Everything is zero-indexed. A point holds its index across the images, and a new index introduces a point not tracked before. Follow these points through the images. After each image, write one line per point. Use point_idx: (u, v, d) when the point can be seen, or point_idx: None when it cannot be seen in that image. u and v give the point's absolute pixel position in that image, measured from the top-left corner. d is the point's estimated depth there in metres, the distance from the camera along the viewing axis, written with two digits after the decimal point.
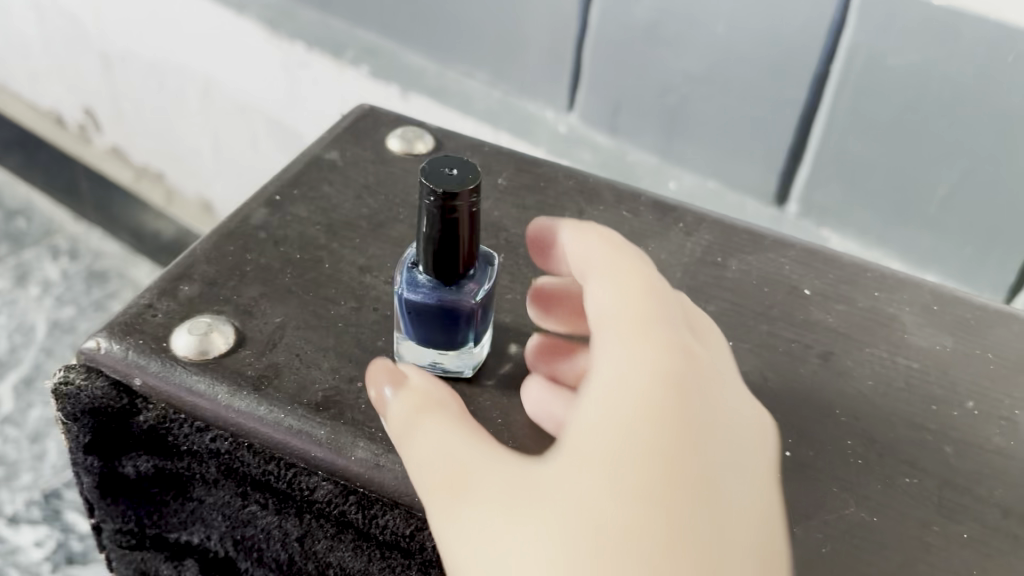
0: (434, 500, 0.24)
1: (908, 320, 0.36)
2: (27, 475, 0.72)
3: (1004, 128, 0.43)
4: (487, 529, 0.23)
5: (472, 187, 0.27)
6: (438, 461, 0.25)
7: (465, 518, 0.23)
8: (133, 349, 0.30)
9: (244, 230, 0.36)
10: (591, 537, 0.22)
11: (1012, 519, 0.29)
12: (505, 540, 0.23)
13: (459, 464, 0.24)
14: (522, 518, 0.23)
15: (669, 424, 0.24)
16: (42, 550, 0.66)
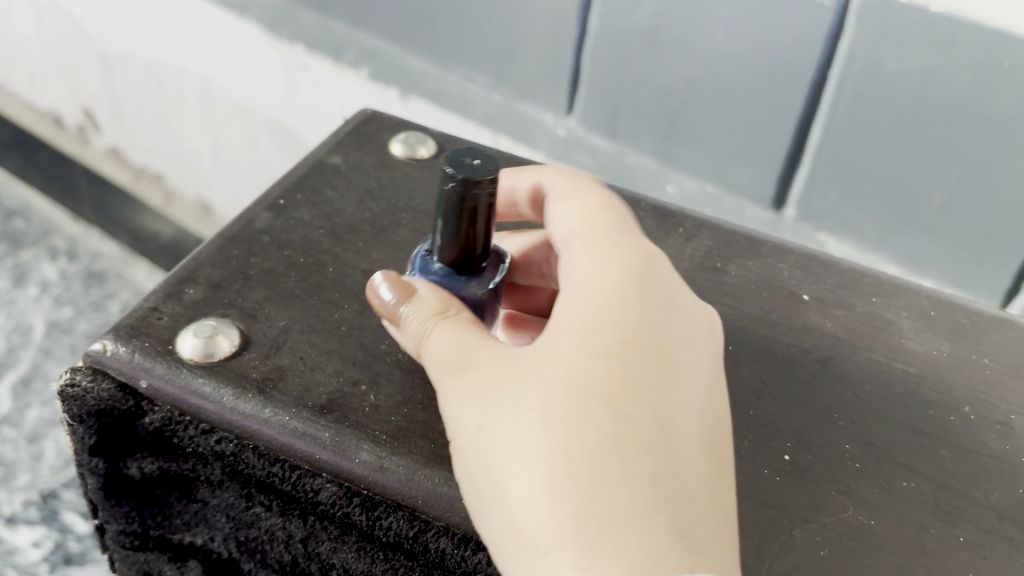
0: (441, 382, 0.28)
1: (905, 325, 0.36)
2: (25, 475, 0.72)
3: (1001, 136, 0.43)
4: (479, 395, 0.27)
5: (490, 176, 0.29)
6: (454, 350, 0.29)
7: (468, 393, 0.27)
8: (140, 352, 0.30)
9: (248, 234, 0.36)
10: (563, 388, 0.26)
11: (1007, 522, 0.29)
12: (498, 399, 0.27)
13: (460, 351, 0.28)
14: (513, 386, 0.27)
15: (629, 306, 0.28)
16: (39, 551, 0.66)
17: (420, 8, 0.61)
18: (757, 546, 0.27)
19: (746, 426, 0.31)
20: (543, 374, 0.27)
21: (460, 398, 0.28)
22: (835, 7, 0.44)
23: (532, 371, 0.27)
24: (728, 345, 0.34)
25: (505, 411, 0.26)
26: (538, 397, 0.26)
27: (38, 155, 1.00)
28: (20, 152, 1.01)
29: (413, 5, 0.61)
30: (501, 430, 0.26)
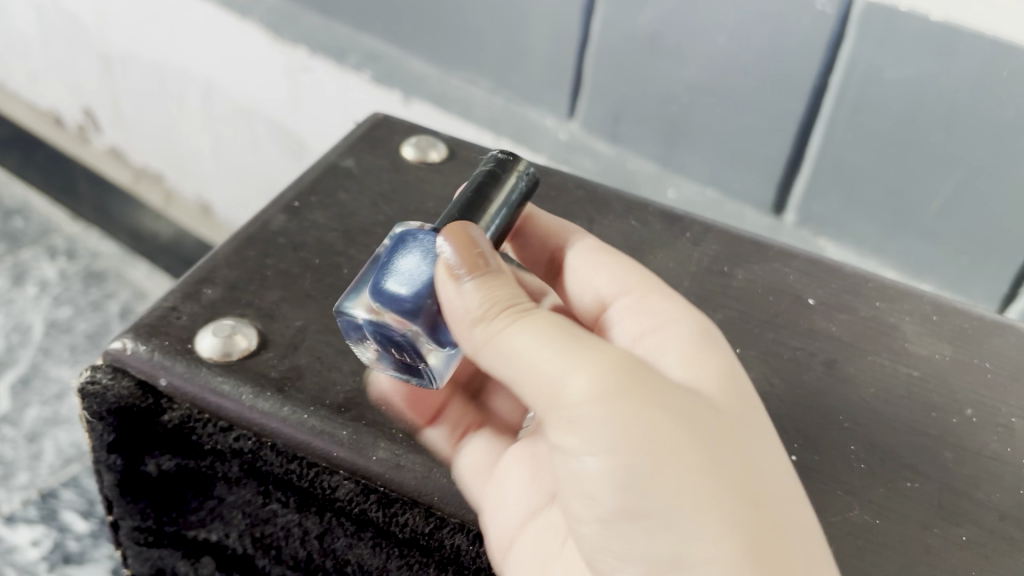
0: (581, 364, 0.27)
1: (908, 330, 0.37)
2: (24, 474, 0.72)
3: (1000, 144, 0.44)
4: (644, 404, 0.26)
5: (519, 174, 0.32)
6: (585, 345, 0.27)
7: (607, 427, 0.26)
8: (159, 351, 0.31)
9: (264, 236, 0.36)
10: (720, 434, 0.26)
11: (1008, 522, 0.30)
12: (663, 415, 0.26)
13: (600, 344, 0.27)
14: (672, 439, 0.25)
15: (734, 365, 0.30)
16: (38, 550, 0.67)
17: (424, 13, 0.62)
18: None
19: None
20: (700, 435, 0.26)
21: (597, 431, 0.26)
22: (836, 14, 0.44)
23: (686, 425, 0.26)
24: (736, 348, 0.35)
25: (670, 467, 0.25)
26: (702, 462, 0.25)
27: (38, 155, 1.01)
28: (20, 151, 1.02)
29: (417, 8, 0.62)
30: (669, 452, 0.25)
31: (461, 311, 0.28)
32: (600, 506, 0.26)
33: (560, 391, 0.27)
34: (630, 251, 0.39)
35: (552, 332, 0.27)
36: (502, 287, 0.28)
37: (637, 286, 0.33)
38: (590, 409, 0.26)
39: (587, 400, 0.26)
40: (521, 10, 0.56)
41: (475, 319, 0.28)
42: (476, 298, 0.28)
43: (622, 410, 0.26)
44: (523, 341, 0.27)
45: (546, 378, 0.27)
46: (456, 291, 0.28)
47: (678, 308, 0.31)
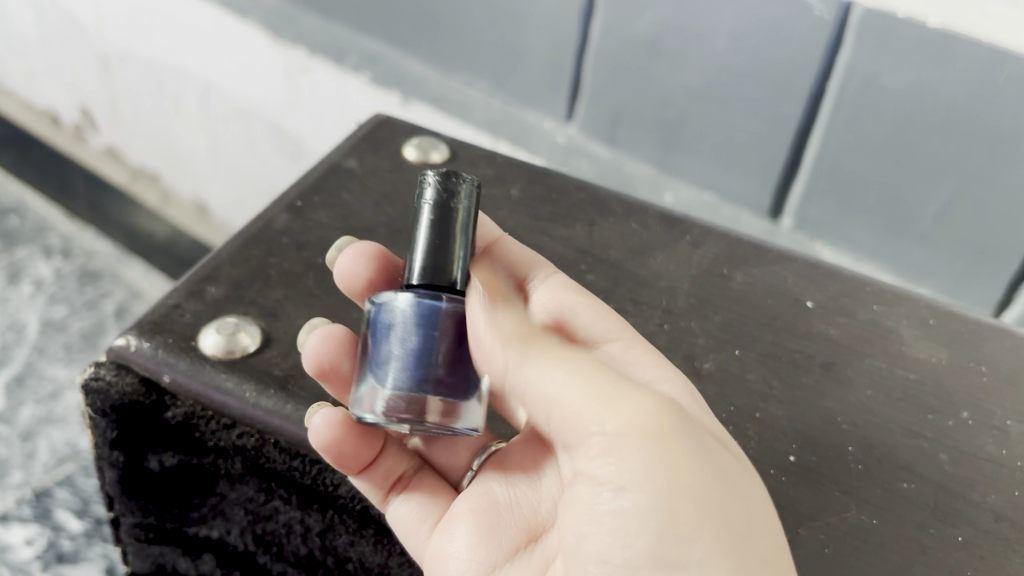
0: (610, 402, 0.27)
1: (905, 333, 0.37)
2: (18, 473, 0.72)
3: (995, 151, 0.44)
4: (675, 448, 0.26)
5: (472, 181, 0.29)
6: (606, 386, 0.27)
7: (648, 461, 0.26)
8: (162, 348, 0.31)
9: (268, 235, 0.37)
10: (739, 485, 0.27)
11: (1003, 523, 0.30)
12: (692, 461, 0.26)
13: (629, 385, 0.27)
14: (705, 483, 0.26)
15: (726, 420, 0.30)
16: (32, 549, 0.67)
17: (422, 15, 0.62)
18: None
19: (751, 429, 0.32)
20: (732, 492, 0.26)
21: (638, 463, 0.26)
22: (834, 20, 0.45)
23: (721, 478, 0.26)
24: (735, 349, 0.35)
25: (703, 514, 0.25)
26: (730, 515, 0.26)
27: (34, 153, 1.01)
28: (17, 149, 1.02)
29: (417, 11, 0.62)
30: (698, 500, 0.25)
31: (485, 335, 0.28)
32: (615, 537, 0.26)
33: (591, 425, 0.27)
34: (631, 253, 0.39)
35: (598, 369, 0.27)
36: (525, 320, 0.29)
37: (620, 334, 0.30)
38: (634, 440, 0.26)
39: (631, 432, 0.26)
40: (520, 13, 0.56)
41: (510, 338, 0.28)
42: (505, 323, 0.28)
43: (665, 449, 0.26)
44: (562, 370, 0.27)
45: (593, 406, 0.26)
46: (483, 313, 0.28)
47: (675, 372, 0.29)
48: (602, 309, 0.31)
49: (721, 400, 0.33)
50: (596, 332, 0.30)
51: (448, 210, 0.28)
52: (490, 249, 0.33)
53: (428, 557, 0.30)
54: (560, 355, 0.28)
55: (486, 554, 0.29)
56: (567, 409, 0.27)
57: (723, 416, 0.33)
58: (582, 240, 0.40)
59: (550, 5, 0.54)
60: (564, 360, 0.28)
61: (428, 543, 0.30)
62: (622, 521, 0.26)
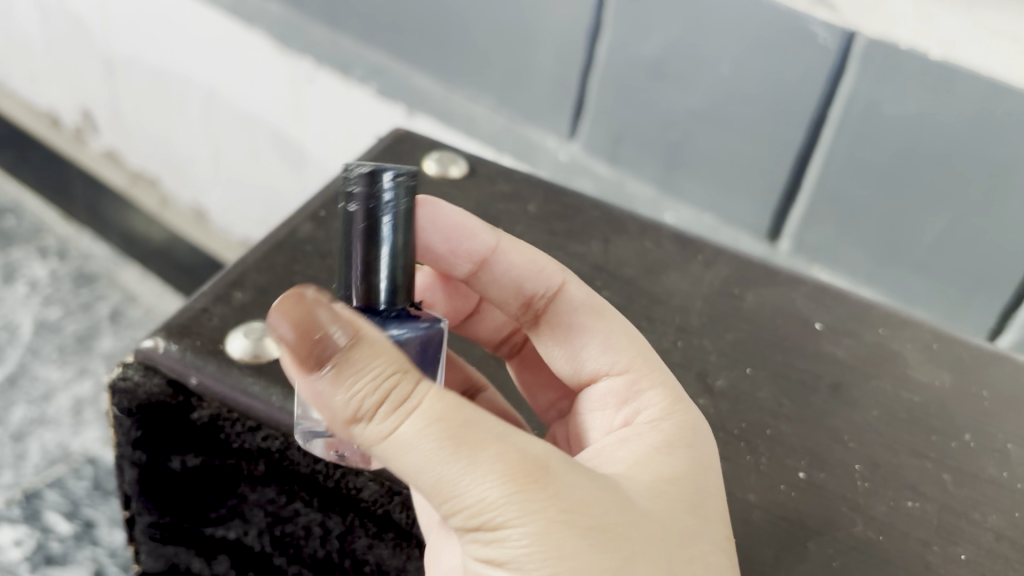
0: (477, 470, 0.24)
1: (910, 356, 0.38)
2: (8, 473, 0.72)
3: (991, 182, 0.45)
4: (554, 525, 0.24)
5: (402, 182, 0.27)
6: (456, 449, 0.24)
7: (521, 556, 0.24)
8: (190, 351, 0.34)
9: (292, 243, 0.39)
10: (630, 547, 0.25)
11: (1004, 542, 0.31)
12: (578, 535, 0.24)
13: (493, 443, 0.24)
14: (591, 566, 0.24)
15: (686, 445, 0.30)
16: (20, 551, 0.66)
17: (430, 28, 0.63)
18: (774, 558, 0.30)
19: (762, 445, 0.33)
20: (624, 553, 0.25)
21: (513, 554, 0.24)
22: (838, 49, 0.46)
23: (600, 546, 0.24)
24: (747, 367, 0.36)
25: None
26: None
27: (31, 154, 1.01)
28: (15, 148, 1.02)
29: (426, 26, 0.63)
30: None
31: (332, 408, 0.24)
32: None
33: (461, 502, 0.24)
34: (644, 271, 0.40)
35: (463, 441, 0.24)
36: (362, 376, 0.24)
37: (632, 365, 0.33)
38: (499, 532, 0.24)
39: (493, 528, 0.24)
40: (532, 31, 0.57)
41: (346, 420, 0.24)
42: (344, 399, 0.24)
43: (542, 537, 0.24)
44: (418, 441, 0.24)
45: (455, 494, 0.24)
46: (318, 393, 0.24)
47: (662, 407, 0.31)
48: (611, 336, 0.33)
49: (734, 417, 0.34)
50: (617, 362, 0.33)
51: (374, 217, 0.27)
52: (488, 262, 0.36)
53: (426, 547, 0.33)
54: (396, 436, 0.24)
55: None
56: (429, 486, 0.24)
57: (736, 432, 0.34)
58: (597, 257, 0.41)
59: (559, 27, 0.56)
60: (415, 432, 0.24)
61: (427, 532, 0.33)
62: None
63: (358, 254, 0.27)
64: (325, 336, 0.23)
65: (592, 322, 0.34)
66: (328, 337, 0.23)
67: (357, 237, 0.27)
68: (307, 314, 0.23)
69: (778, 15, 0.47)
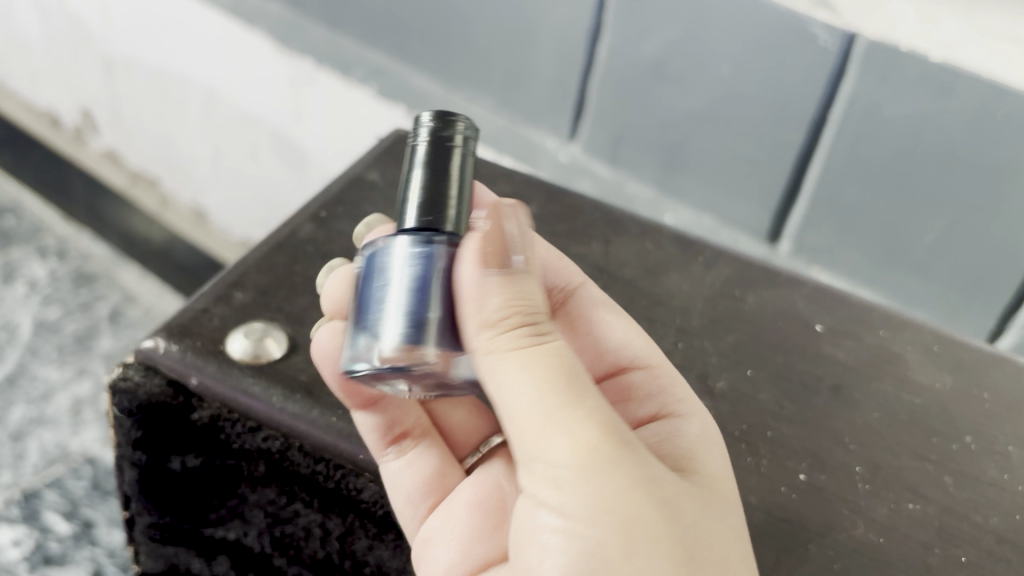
0: (560, 406, 0.27)
1: (911, 359, 0.38)
2: (7, 473, 0.72)
3: (991, 183, 0.45)
4: (616, 470, 0.26)
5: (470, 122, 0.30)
6: (546, 384, 0.27)
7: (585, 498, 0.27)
8: (190, 351, 0.34)
9: (292, 243, 0.39)
10: (676, 513, 0.27)
11: (1005, 545, 0.31)
12: (633, 486, 0.27)
13: (578, 390, 0.27)
14: (638, 515, 0.26)
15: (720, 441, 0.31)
16: (19, 551, 0.66)
17: (430, 29, 0.63)
18: (775, 559, 0.30)
19: (763, 447, 0.33)
20: (669, 514, 0.27)
21: (571, 493, 0.27)
22: (838, 51, 0.46)
23: (652, 501, 0.27)
24: (747, 369, 0.36)
25: (635, 551, 0.26)
26: (672, 557, 0.26)
27: (31, 154, 1.01)
28: (15, 149, 1.02)
29: (426, 27, 0.63)
30: (634, 528, 0.26)
31: (477, 309, 0.27)
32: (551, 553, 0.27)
33: (538, 435, 0.27)
34: (645, 272, 0.40)
35: (553, 378, 0.27)
36: (520, 290, 0.28)
37: (655, 359, 0.34)
38: (573, 475, 0.27)
39: (571, 465, 0.27)
40: (532, 31, 0.57)
41: (483, 325, 0.27)
42: (496, 302, 0.27)
43: (603, 480, 0.26)
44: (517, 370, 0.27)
45: (538, 426, 0.27)
46: (472, 291, 0.27)
47: (693, 403, 0.32)
48: (632, 331, 0.35)
49: (734, 418, 0.34)
50: (631, 354, 0.34)
51: (444, 144, 0.29)
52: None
53: (421, 535, 0.32)
54: (522, 355, 0.27)
55: (479, 547, 0.32)
56: (516, 414, 0.27)
57: (736, 434, 0.34)
58: (598, 258, 0.41)
59: (559, 28, 0.55)
60: (518, 361, 0.27)
61: (423, 522, 0.33)
62: (558, 548, 0.27)
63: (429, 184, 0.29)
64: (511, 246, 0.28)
65: (609, 317, 0.35)
66: (510, 248, 0.28)
67: (433, 166, 0.29)
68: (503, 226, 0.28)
69: (778, 16, 0.47)
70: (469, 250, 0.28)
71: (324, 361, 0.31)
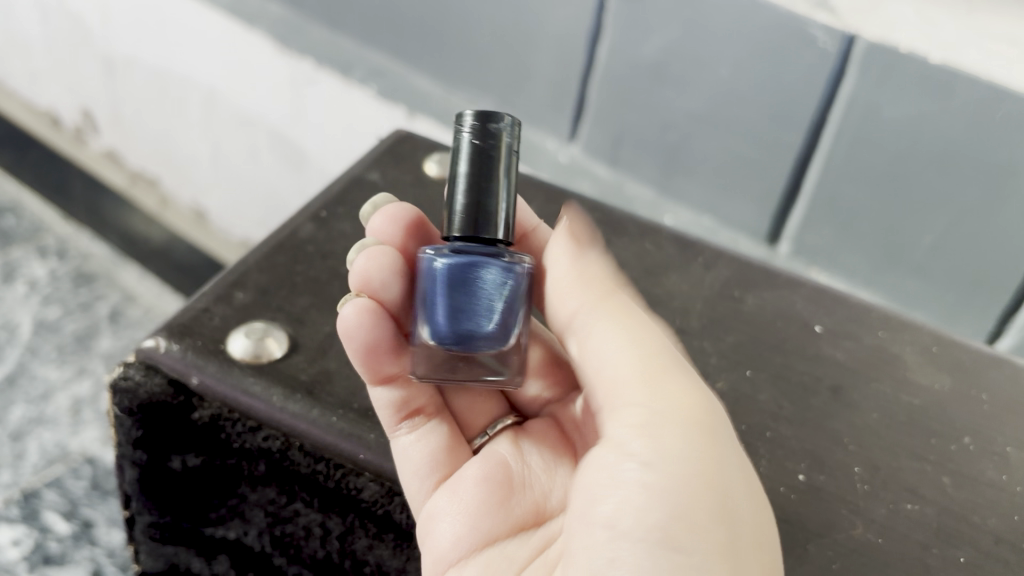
0: (647, 373, 0.31)
1: (909, 359, 0.38)
2: (7, 472, 0.72)
3: (991, 184, 0.45)
4: (707, 430, 0.30)
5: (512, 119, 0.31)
6: (630, 352, 0.32)
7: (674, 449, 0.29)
8: (191, 351, 0.34)
9: (293, 244, 0.40)
10: (745, 480, 0.30)
11: (1003, 545, 0.31)
12: (715, 447, 0.29)
13: (661, 365, 0.31)
14: (722, 472, 0.29)
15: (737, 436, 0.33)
16: (18, 550, 0.66)
17: (431, 29, 0.63)
18: None
19: (762, 447, 0.33)
20: (741, 481, 0.29)
21: (665, 443, 0.29)
22: (838, 52, 0.46)
23: (729, 465, 0.29)
24: (746, 369, 0.36)
25: (717, 502, 0.28)
26: (742, 513, 0.28)
27: (31, 154, 1.01)
28: (15, 148, 1.02)
29: (427, 28, 0.63)
30: (717, 480, 0.29)
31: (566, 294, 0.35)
32: (631, 498, 0.28)
33: (632, 393, 0.31)
34: (644, 272, 0.41)
35: (644, 350, 0.32)
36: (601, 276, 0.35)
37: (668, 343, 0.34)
38: (670, 426, 0.29)
39: (677, 421, 0.30)
40: (532, 31, 0.57)
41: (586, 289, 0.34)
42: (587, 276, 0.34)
43: (694, 435, 0.29)
44: (614, 338, 0.32)
45: (637, 386, 0.31)
46: (573, 264, 0.35)
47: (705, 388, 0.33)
48: (652, 316, 0.35)
49: (733, 419, 0.34)
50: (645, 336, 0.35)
51: (486, 149, 0.31)
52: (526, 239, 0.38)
53: (425, 509, 0.32)
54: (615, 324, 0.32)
55: (487, 522, 0.32)
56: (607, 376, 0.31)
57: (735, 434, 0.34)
58: None
59: (559, 29, 0.56)
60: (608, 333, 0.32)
61: (429, 497, 0.33)
62: (638, 497, 0.28)
63: (480, 191, 0.31)
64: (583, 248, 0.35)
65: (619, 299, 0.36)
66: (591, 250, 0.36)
67: (483, 173, 0.31)
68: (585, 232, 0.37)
69: (778, 17, 0.47)
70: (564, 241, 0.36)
71: (351, 334, 0.32)
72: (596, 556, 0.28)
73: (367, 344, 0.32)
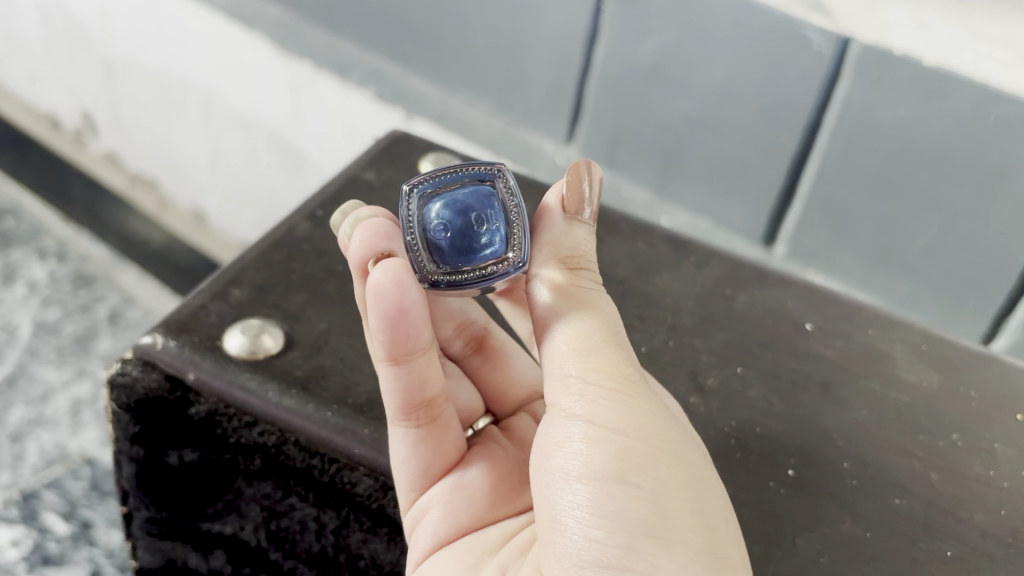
0: (589, 338, 0.29)
1: (898, 357, 0.38)
2: (7, 473, 0.73)
3: (985, 185, 0.46)
4: (647, 395, 0.29)
5: None
6: (572, 325, 0.29)
7: (618, 415, 0.28)
8: (188, 347, 0.34)
9: (290, 242, 0.40)
10: (693, 447, 0.29)
11: (989, 539, 0.32)
12: (658, 413, 0.29)
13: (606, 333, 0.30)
14: (669, 438, 0.29)
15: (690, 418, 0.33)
16: (17, 550, 0.67)
17: (427, 31, 0.63)
18: (762, 552, 0.30)
19: (751, 443, 0.34)
20: (690, 448, 0.29)
21: (607, 409, 0.28)
22: (833, 55, 0.47)
23: (673, 432, 0.29)
24: (737, 367, 0.37)
25: (663, 467, 0.28)
26: (688, 480, 0.28)
27: (33, 156, 1.01)
28: (15, 149, 1.02)
29: (423, 30, 0.63)
30: (660, 447, 0.28)
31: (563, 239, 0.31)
32: (575, 464, 0.28)
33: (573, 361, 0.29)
34: (637, 271, 0.41)
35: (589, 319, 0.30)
36: (584, 237, 0.31)
37: None
38: (609, 392, 0.29)
39: (609, 386, 0.29)
40: (528, 33, 0.57)
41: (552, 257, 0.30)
42: (565, 238, 0.31)
43: (634, 402, 0.29)
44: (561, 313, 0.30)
45: (575, 354, 0.29)
46: (554, 223, 0.31)
47: None
48: None
49: (724, 415, 0.35)
50: None
51: None
52: None
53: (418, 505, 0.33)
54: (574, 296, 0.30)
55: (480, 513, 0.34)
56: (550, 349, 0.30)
57: (725, 430, 0.34)
58: None
59: (555, 30, 0.56)
60: (557, 303, 0.30)
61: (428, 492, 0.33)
62: (583, 458, 0.28)
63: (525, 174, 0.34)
64: (579, 194, 0.31)
65: None
66: (587, 198, 0.31)
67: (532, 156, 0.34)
68: (583, 179, 0.31)
69: (773, 20, 0.47)
70: (554, 193, 0.31)
71: (382, 296, 0.29)
72: (558, 511, 0.29)
73: (398, 306, 0.29)
